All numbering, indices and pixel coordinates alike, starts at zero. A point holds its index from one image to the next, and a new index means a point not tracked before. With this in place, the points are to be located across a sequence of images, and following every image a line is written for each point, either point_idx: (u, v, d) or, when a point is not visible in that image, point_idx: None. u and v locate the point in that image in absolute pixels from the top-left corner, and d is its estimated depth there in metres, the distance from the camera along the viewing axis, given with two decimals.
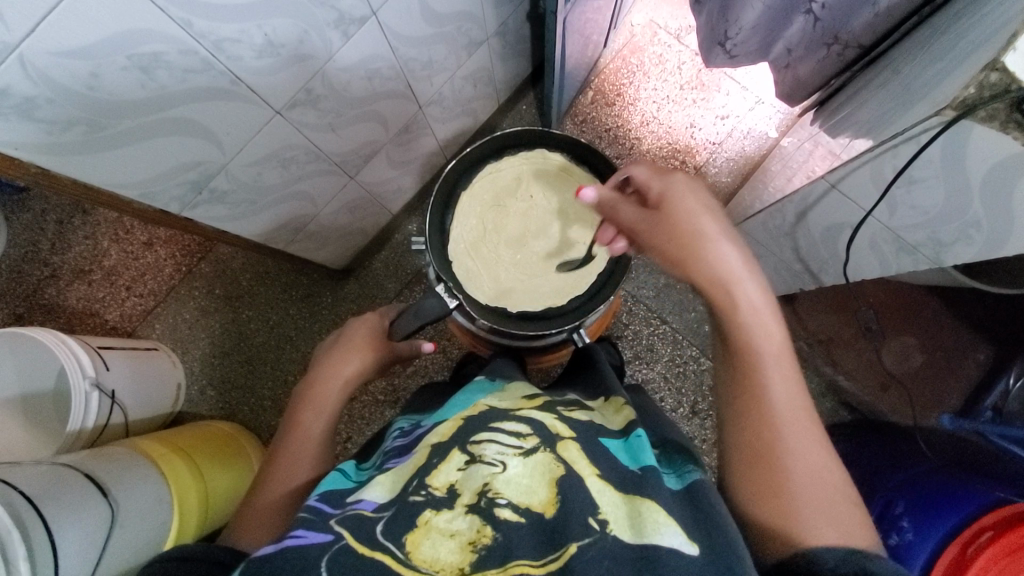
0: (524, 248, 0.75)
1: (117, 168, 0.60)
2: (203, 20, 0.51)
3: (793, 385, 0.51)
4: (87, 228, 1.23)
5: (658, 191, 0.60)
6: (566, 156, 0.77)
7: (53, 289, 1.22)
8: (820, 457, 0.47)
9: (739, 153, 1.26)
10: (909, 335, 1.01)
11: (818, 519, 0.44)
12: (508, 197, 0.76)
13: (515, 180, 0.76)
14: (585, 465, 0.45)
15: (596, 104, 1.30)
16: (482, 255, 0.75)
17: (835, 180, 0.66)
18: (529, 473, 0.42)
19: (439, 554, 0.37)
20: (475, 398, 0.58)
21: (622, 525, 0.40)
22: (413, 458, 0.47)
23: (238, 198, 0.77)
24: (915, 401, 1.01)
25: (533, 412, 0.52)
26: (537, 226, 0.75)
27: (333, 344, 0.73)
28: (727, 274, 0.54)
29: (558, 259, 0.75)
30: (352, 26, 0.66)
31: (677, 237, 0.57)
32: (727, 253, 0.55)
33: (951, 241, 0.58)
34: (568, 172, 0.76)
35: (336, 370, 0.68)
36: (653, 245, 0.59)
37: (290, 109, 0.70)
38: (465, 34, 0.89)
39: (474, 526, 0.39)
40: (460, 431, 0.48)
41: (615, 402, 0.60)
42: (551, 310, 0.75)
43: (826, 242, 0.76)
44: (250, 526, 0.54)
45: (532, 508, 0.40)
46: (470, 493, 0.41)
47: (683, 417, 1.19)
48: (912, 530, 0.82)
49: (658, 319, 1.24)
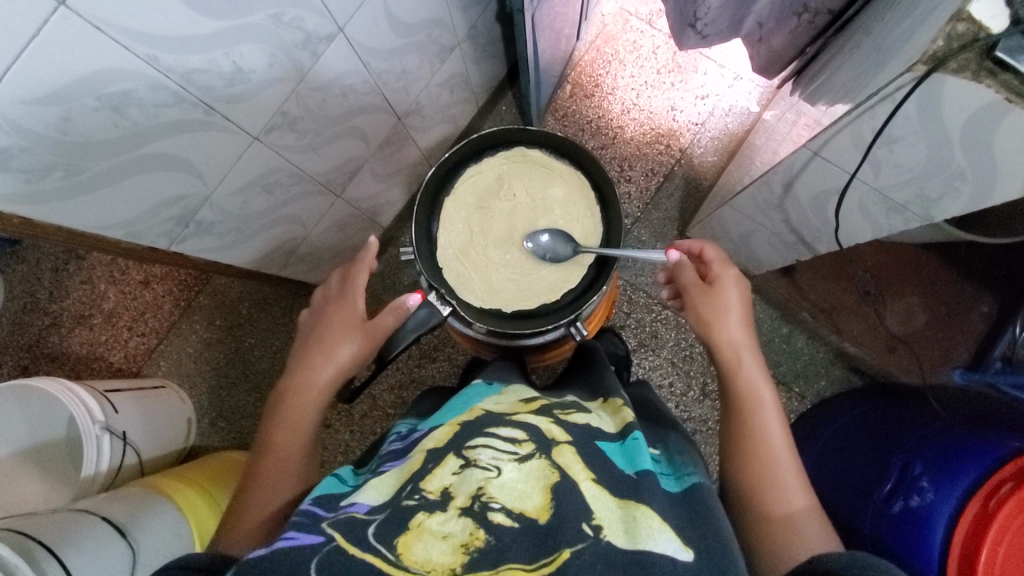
0: (514, 248, 0.74)
1: (99, 211, 0.60)
2: (168, 54, 0.51)
3: (782, 441, 0.60)
4: (83, 273, 1.24)
5: (715, 272, 0.69)
6: (546, 150, 0.77)
7: (56, 337, 1.22)
8: (798, 499, 0.56)
9: (723, 131, 1.26)
10: (910, 296, 1.00)
11: (791, 538, 0.52)
12: (491, 198, 0.75)
13: (496, 180, 0.76)
14: (580, 470, 0.45)
15: (575, 97, 1.30)
16: (471, 259, 0.75)
17: (817, 148, 0.63)
18: (524, 478, 0.43)
19: (430, 554, 0.37)
20: (471, 402, 0.58)
21: (617, 531, 0.41)
22: (410, 461, 0.47)
23: (225, 227, 0.77)
24: (924, 360, 1.03)
25: (529, 417, 0.52)
26: (523, 223, 0.74)
27: (308, 338, 0.70)
28: (738, 347, 0.65)
29: (546, 257, 0.74)
30: (321, 44, 0.66)
31: (705, 311, 0.67)
32: (742, 327, 0.66)
33: (938, 196, 0.58)
34: (548, 169, 0.76)
35: (313, 373, 0.66)
36: (693, 309, 0.69)
37: (267, 133, 0.70)
38: (436, 41, 0.89)
39: (467, 529, 0.39)
40: (456, 437, 0.48)
41: (614, 403, 0.61)
42: (546, 305, 0.75)
43: (816, 211, 0.75)
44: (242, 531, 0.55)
45: (525, 514, 0.40)
46: (463, 496, 0.41)
47: (693, 400, 1.20)
48: (931, 489, 0.80)
49: (660, 305, 1.23)
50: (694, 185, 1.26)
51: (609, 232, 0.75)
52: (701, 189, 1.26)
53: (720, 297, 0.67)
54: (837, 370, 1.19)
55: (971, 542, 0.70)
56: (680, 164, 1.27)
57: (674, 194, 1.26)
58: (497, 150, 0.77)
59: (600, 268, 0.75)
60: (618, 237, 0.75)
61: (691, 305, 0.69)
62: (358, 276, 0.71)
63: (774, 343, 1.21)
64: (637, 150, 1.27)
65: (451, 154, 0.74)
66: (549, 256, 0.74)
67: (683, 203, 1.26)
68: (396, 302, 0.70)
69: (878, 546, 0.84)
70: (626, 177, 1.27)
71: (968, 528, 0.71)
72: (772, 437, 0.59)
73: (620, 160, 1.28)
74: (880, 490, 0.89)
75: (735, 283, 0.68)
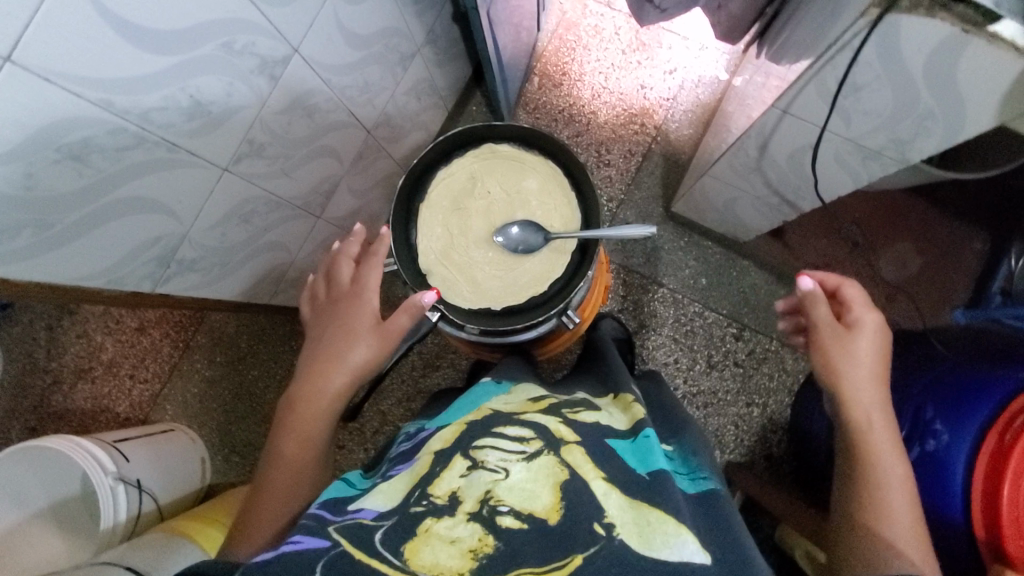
0: (495, 245, 0.74)
1: (77, 263, 0.59)
2: (123, 96, 0.51)
3: (905, 503, 0.58)
4: (79, 326, 1.23)
5: (854, 314, 0.65)
6: (515, 143, 0.76)
7: (60, 395, 1.22)
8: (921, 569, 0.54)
9: (695, 102, 1.26)
10: (903, 241, 1.03)
11: None
12: (467, 198, 0.75)
13: (469, 180, 0.75)
14: (590, 469, 0.45)
15: (543, 89, 1.29)
16: (454, 261, 0.74)
17: (785, 106, 0.63)
18: (533, 478, 0.43)
19: (439, 558, 0.37)
20: (479, 402, 0.58)
21: (630, 532, 0.40)
22: (417, 464, 0.47)
23: (208, 263, 0.77)
24: (921, 305, 1.07)
25: (538, 415, 0.52)
26: (501, 219, 0.74)
27: (318, 343, 0.66)
28: (869, 400, 0.62)
29: (527, 251, 0.74)
30: (277, 67, 0.66)
31: (836, 356, 0.64)
32: (873, 378, 0.63)
33: (911, 138, 0.58)
34: (519, 162, 0.75)
35: (323, 383, 0.63)
36: (823, 352, 0.65)
37: (236, 163, 0.69)
38: (395, 50, 0.89)
39: (476, 534, 0.39)
40: (462, 436, 0.48)
41: (623, 400, 0.61)
42: (535, 298, 0.74)
43: (793, 168, 0.75)
44: (257, 533, 0.57)
45: (535, 515, 0.40)
46: (472, 500, 0.41)
47: (701, 373, 1.20)
48: (947, 432, 0.75)
49: (655, 284, 1.23)
50: (673, 160, 1.26)
51: (588, 218, 0.74)
52: (681, 163, 1.26)
53: (854, 344, 0.64)
54: None
55: (993, 484, 0.67)
56: (657, 141, 1.26)
57: (654, 172, 1.26)
58: (466, 149, 0.76)
59: (582, 255, 0.75)
60: (598, 222, 0.74)
61: (818, 346, 0.65)
62: (370, 273, 0.69)
63: (773, 306, 1.21)
64: (612, 133, 1.27)
65: (421, 158, 0.73)
66: (522, 248, 0.74)
67: (665, 180, 1.26)
68: (409, 300, 0.66)
69: None
70: (604, 161, 1.27)
71: (987, 467, 0.69)
72: (894, 501, 0.57)
73: (596, 145, 1.27)
74: (896, 439, 0.83)
75: (873, 329, 0.64)
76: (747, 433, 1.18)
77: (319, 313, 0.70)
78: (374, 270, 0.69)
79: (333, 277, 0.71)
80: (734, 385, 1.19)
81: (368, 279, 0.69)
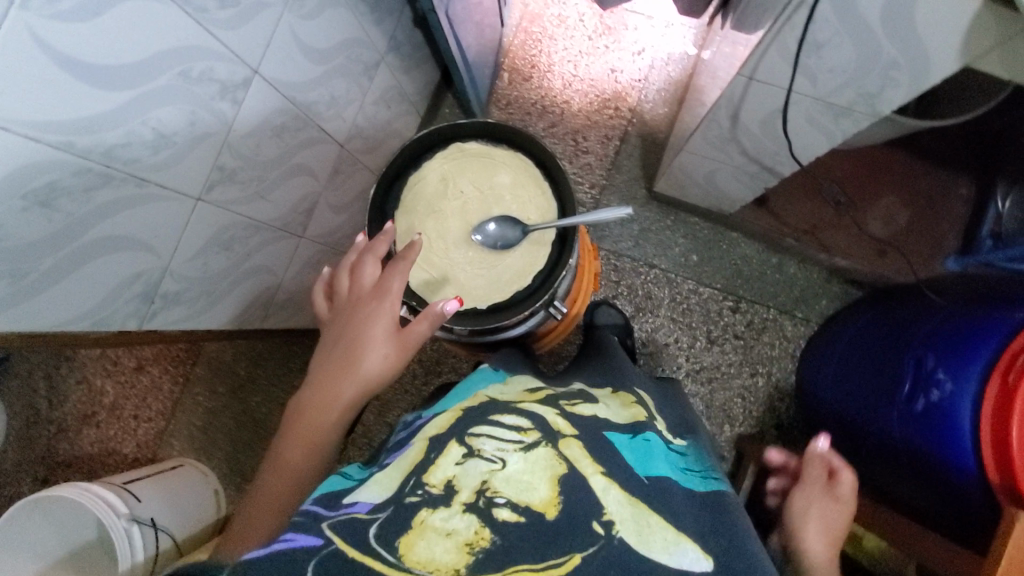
0: (472, 244, 0.73)
1: (59, 308, 0.59)
2: (83, 136, 0.51)
3: None
4: (77, 373, 1.23)
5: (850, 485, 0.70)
6: (481, 139, 0.76)
7: (65, 442, 1.22)
8: None
9: (667, 80, 1.26)
10: (888, 196, 1.06)
11: None
12: (440, 200, 0.74)
13: (441, 181, 0.74)
14: (588, 463, 0.47)
15: (514, 83, 1.29)
16: (435, 263, 0.73)
17: (750, 73, 0.62)
18: (530, 469, 0.44)
19: (434, 553, 0.38)
20: (475, 389, 0.59)
21: (629, 530, 0.43)
22: (412, 450, 0.48)
23: (194, 294, 0.77)
24: (914, 258, 1.06)
25: (535, 405, 0.52)
26: (477, 216, 0.73)
27: (332, 346, 0.62)
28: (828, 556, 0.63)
29: (501, 247, 0.73)
30: (239, 90, 0.66)
31: (814, 512, 0.67)
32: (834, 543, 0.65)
33: (879, 90, 0.58)
34: (488, 158, 0.75)
35: (337, 389, 0.60)
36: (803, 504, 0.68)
37: (209, 191, 0.69)
38: (359, 60, 0.88)
39: (472, 527, 0.40)
40: (458, 422, 0.49)
41: (622, 396, 0.61)
42: (518, 292, 0.73)
43: (767, 134, 0.74)
44: (250, 531, 0.56)
45: (532, 508, 0.42)
46: (468, 491, 0.42)
47: (702, 348, 1.20)
48: (949, 380, 0.73)
49: (646, 265, 1.23)
50: (651, 140, 1.25)
51: (563, 203, 0.74)
52: (660, 142, 1.25)
53: (829, 510, 0.68)
54: (835, 287, 1.19)
55: (1000, 426, 0.65)
56: (633, 123, 1.26)
57: (633, 154, 1.26)
58: (433, 151, 0.75)
59: (561, 243, 0.74)
60: (574, 207, 0.73)
61: (803, 497, 0.70)
62: (395, 275, 0.62)
63: (767, 274, 1.21)
64: (588, 120, 1.27)
65: (390, 164, 0.73)
66: (500, 243, 0.73)
67: (645, 160, 1.25)
68: (431, 306, 0.62)
69: (911, 448, 0.77)
70: (583, 149, 1.26)
71: (994, 411, 0.67)
72: None
73: (572, 134, 1.27)
74: (900, 393, 0.82)
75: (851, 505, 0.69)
76: (754, 403, 1.18)
77: (338, 311, 0.64)
78: (399, 270, 0.62)
79: (354, 274, 0.65)
80: (737, 358, 1.19)
81: (392, 280, 0.62)
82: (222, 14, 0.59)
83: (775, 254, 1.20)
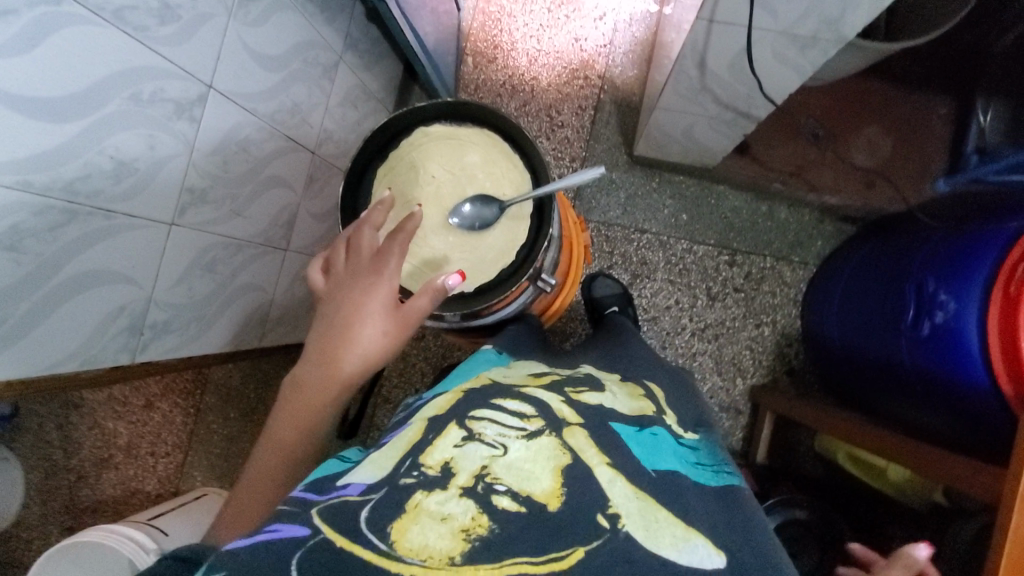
0: (451, 227, 0.72)
1: (48, 352, 0.58)
2: (39, 173, 0.49)
3: None
4: (88, 418, 1.22)
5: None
6: (446, 121, 0.74)
7: (87, 488, 1.22)
8: None
9: (633, 41, 1.24)
10: (869, 125, 1.04)
11: None
12: (413, 186, 0.72)
13: (411, 167, 0.72)
14: (593, 454, 0.47)
15: (479, 67, 1.27)
16: (418, 253, 0.71)
17: (710, 16, 0.60)
18: (532, 457, 0.45)
19: (427, 539, 0.38)
20: (478, 370, 0.59)
21: (634, 521, 0.42)
22: (410, 430, 0.48)
23: (184, 320, 0.76)
24: (902, 185, 1.04)
25: (538, 391, 0.52)
26: (451, 199, 0.72)
27: (326, 324, 0.59)
28: None
29: (481, 225, 0.72)
30: (195, 107, 0.64)
31: None
32: None
33: (841, 14, 0.56)
34: (455, 138, 0.73)
35: (333, 370, 0.58)
36: None
37: (182, 215, 0.68)
38: (316, 63, 0.86)
39: (468, 513, 0.39)
40: (459, 405, 0.49)
41: (630, 388, 0.60)
42: (504, 269, 0.72)
43: (736, 77, 0.73)
44: (247, 507, 0.57)
45: (533, 497, 0.42)
46: (466, 475, 0.42)
47: (705, 306, 1.19)
48: (952, 299, 0.72)
49: (637, 231, 1.21)
50: (626, 104, 1.24)
51: (536, 174, 0.72)
52: (634, 105, 1.24)
53: None
54: (829, 226, 1.18)
55: (1008, 338, 0.64)
56: (605, 89, 1.24)
57: (610, 121, 1.24)
58: (399, 138, 0.74)
59: (540, 213, 0.74)
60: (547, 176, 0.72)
61: None
62: (394, 250, 0.58)
63: (758, 223, 1.20)
64: (559, 93, 1.25)
65: (357, 156, 0.71)
66: (478, 224, 0.72)
67: (622, 126, 1.24)
68: (430, 281, 0.61)
69: (924, 375, 0.77)
70: (558, 123, 1.24)
71: (1000, 325, 0.66)
72: None
73: (545, 110, 1.25)
74: (904, 320, 0.81)
75: None
76: (763, 353, 1.17)
77: (334, 286, 0.61)
78: (399, 245, 0.58)
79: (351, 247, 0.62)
80: (740, 311, 1.18)
81: (391, 256, 0.59)
82: (163, 30, 0.57)
83: (764, 201, 1.19)
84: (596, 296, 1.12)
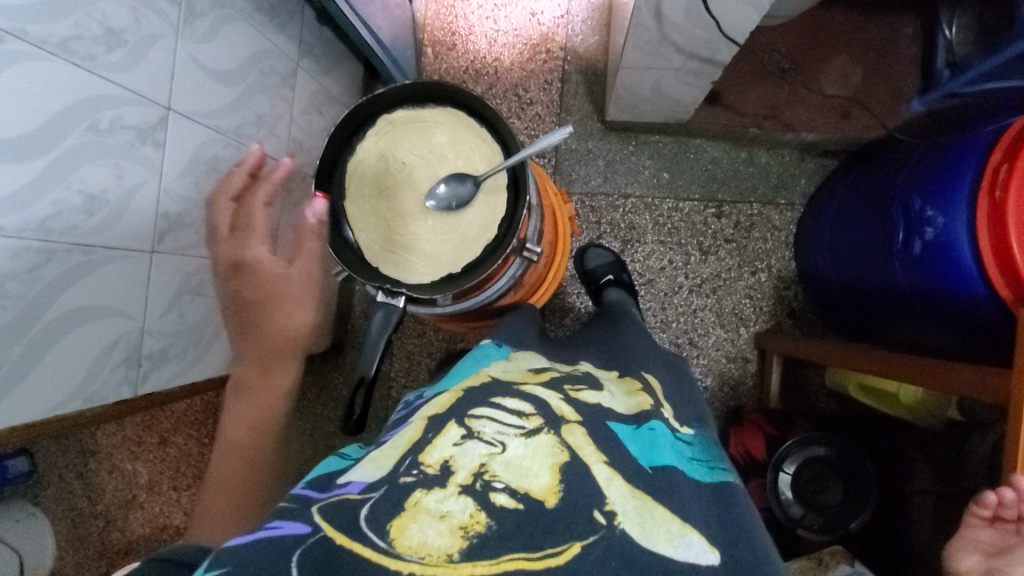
0: (429, 211, 0.72)
1: (49, 394, 0.58)
2: (6, 215, 0.49)
3: None
4: (105, 463, 1.22)
5: None
6: (410, 104, 0.73)
7: (116, 532, 1.22)
8: None
9: (589, 8, 1.22)
10: (837, 57, 1.04)
11: None
12: (386, 175, 0.72)
13: (381, 157, 0.72)
14: (591, 451, 0.47)
15: (440, 57, 1.25)
16: (400, 242, 0.72)
17: None
18: (531, 455, 0.45)
19: (426, 537, 0.38)
20: (479, 366, 0.59)
21: (632, 520, 0.42)
22: (410, 429, 0.48)
23: (181, 347, 0.76)
24: (878, 110, 1.03)
25: (537, 387, 0.53)
26: (425, 183, 0.72)
27: (252, 325, 0.68)
28: None
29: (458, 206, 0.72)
30: (157, 131, 0.64)
31: None
32: None
33: None
34: (421, 122, 0.73)
35: (271, 366, 0.68)
36: None
37: (161, 242, 0.67)
38: (274, 72, 0.85)
39: (467, 511, 0.39)
40: (461, 402, 0.49)
41: (628, 384, 0.60)
42: (486, 248, 0.72)
43: (695, 22, 0.72)
44: (215, 516, 0.61)
45: (532, 494, 0.42)
46: (465, 472, 0.42)
47: (698, 261, 1.19)
48: (940, 214, 0.72)
49: (621, 197, 1.21)
50: (592, 72, 1.23)
51: (506, 145, 0.73)
52: (600, 72, 1.23)
53: None
54: (810, 163, 1.18)
55: (1001, 244, 0.64)
56: (568, 60, 1.23)
57: (578, 90, 1.23)
58: (365, 129, 0.73)
59: (514, 185, 0.74)
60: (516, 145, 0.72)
61: None
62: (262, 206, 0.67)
63: (739, 170, 1.19)
64: (523, 71, 1.24)
65: (326, 153, 0.71)
66: (455, 203, 0.71)
67: (591, 94, 1.23)
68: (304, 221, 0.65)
69: (922, 295, 0.76)
70: (527, 101, 1.23)
71: (992, 233, 0.65)
72: None
73: (512, 90, 1.24)
74: (894, 243, 0.80)
75: None
76: (763, 299, 1.18)
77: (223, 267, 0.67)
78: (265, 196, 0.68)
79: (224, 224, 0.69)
80: (733, 262, 1.18)
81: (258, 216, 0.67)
82: (112, 57, 0.57)
83: (742, 147, 1.19)
84: (589, 268, 1.11)
